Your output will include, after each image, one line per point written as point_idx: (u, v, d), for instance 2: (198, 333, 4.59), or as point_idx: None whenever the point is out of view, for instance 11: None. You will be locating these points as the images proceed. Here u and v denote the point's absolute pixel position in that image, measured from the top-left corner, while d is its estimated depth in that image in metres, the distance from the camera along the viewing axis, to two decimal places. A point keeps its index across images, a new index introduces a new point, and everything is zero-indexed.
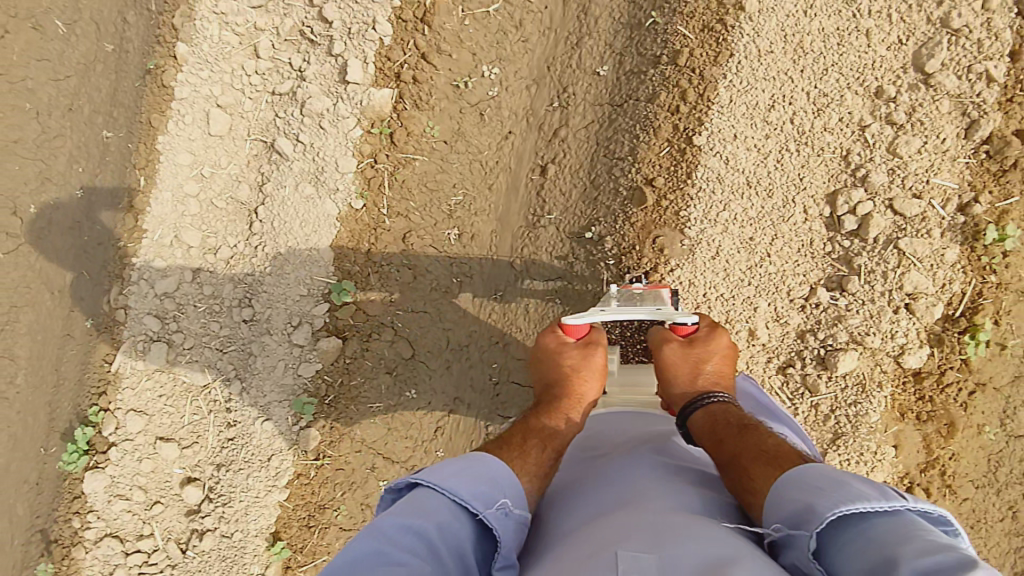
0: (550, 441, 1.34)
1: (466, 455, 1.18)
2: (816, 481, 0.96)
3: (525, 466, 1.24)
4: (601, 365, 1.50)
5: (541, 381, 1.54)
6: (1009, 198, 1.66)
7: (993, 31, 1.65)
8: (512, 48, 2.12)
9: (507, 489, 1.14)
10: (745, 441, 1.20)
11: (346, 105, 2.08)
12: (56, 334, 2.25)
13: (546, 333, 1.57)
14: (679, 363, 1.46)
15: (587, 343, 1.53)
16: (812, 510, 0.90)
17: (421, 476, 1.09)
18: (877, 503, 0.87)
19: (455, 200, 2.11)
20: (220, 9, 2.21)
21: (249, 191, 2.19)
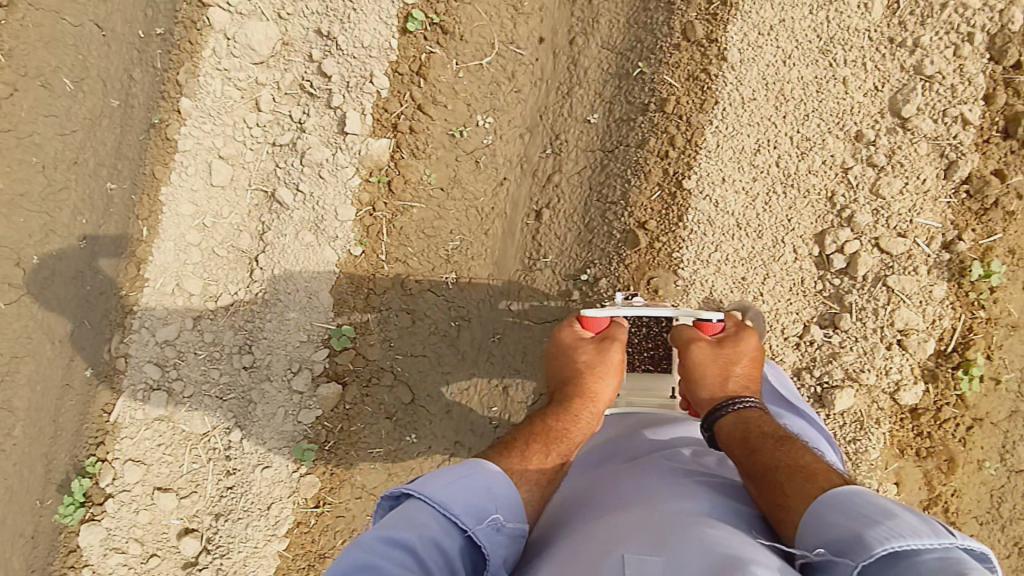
0: (555, 445, 1.34)
1: (464, 462, 1.15)
2: (863, 507, 0.94)
3: (526, 473, 1.23)
4: (617, 361, 1.51)
5: (554, 377, 1.55)
6: (992, 234, 1.71)
7: (965, 76, 1.72)
8: (505, 98, 2.20)
9: (502, 502, 1.11)
10: (779, 452, 1.20)
11: (345, 155, 2.13)
12: (55, 384, 2.25)
13: (564, 328, 1.60)
14: (710, 362, 1.44)
15: (602, 338, 1.55)
16: (860, 540, 0.88)
17: (414, 486, 1.08)
18: (927, 540, 0.84)
19: (452, 245, 2.15)
20: (223, 65, 2.29)
21: (250, 240, 2.23)
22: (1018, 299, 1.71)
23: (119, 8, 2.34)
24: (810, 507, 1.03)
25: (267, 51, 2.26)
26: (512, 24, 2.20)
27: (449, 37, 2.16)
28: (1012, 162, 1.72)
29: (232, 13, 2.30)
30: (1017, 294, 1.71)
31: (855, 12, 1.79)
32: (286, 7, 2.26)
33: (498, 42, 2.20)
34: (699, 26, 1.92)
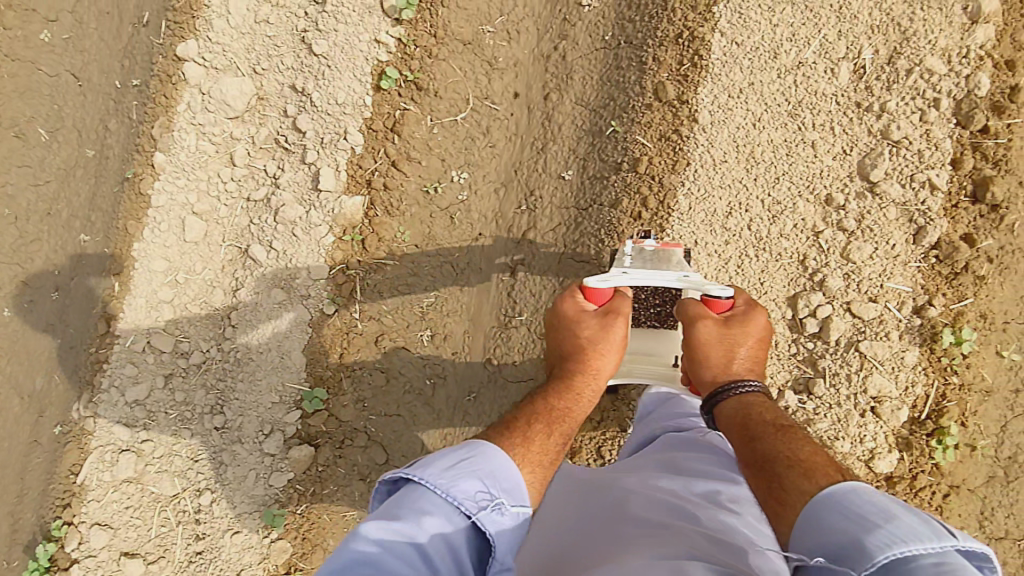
0: (556, 426, 1.33)
1: (463, 445, 1.15)
2: (862, 509, 0.92)
3: (528, 456, 1.22)
4: (621, 340, 1.45)
5: (554, 350, 1.51)
6: (963, 298, 1.72)
7: (931, 141, 1.74)
8: (480, 152, 2.21)
9: (504, 485, 1.11)
10: (780, 442, 1.20)
11: (318, 213, 2.12)
12: (21, 442, 2.19)
13: (564, 299, 1.51)
14: (716, 344, 1.42)
15: (606, 313, 1.48)
16: (859, 547, 0.86)
17: (415, 471, 1.06)
18: (927, 546, 0.82)
19: (427, 301, 2.14)
20: (198, 120, 2.27)
21: (223, 296, 2.19)
22: (989, 364, 1.74)
23: (96, 58, 2.35)
24: (807, 505, 1.02)
25: (242, 105, 2.25)
26: (487, 79, 2.22)
27: (423, 93, 2.17)
28: (980, 226, 1.75)
29: (207, 68, 2.29)
30: (988, 359, 1.74)
31: (823, 77, 1.81)
32: (261, 63, 2.26)
33: (472, 97, 2.21)
34: (670, 86, 1.93)
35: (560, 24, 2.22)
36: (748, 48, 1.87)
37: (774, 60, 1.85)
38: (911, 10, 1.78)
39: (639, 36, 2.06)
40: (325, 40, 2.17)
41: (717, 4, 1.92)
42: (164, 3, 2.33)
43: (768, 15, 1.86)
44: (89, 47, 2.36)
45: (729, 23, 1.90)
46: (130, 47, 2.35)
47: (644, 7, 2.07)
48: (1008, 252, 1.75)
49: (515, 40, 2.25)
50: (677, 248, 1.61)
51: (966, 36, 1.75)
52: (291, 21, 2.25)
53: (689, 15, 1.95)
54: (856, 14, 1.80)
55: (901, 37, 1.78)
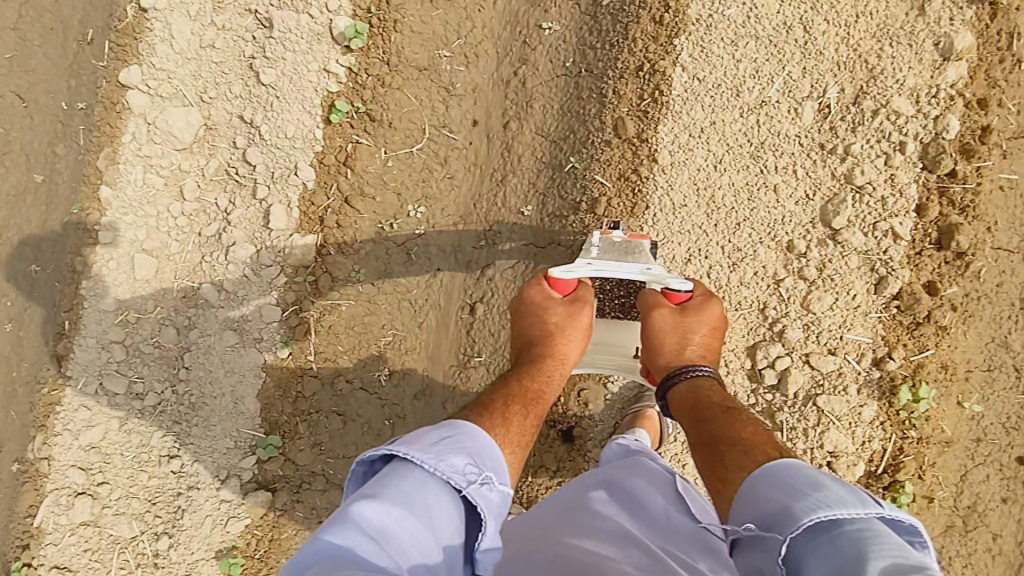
0: (533, 406, 1.37)
1: (445, 426, 1.15)
2: (797, 482, 0.95)
3: (508, 435, 1.24)
4: (585, 326, 1.54)
5: (522, 337, 1.56)
6: (925, 350, 1.69)
7: (896, 187, 1.70)
8: (438, 184, 2.12)
9: (489, 462, 1.11)
10: (728, 423, 1.28)
11: (269, 253, 2.06)
12: None
13: (532, 286, 1.57)
14: (670, 331, 1.48)
15: (573, 301, 1.55)
16: (788, 514, 0.89)
17: (398, 448, 1.03)
18: (853, 511, 0.84)
19: (385, 340, 2.09)
20: (144, 152, 2.17)
21: (175, 336, 2.13)
22: (949, 417, 1.73)
23: (41, 78, 2.13)
24: (748, 481, 1.06)
25: (190, 136, 2.15)
26: (444, 107, 2.13)
27: (376, 124, 2.08)
28: (945, 274, 1.70)
29: (152, 96, 2.19)
30: (949, 412, 1.72)
31: (786, 117, 1.76)
32: (208, 91, 2.15)
33: (429, 126, 2.12)
34: (630, 123, 1.85)
35: (520, 46, 2.11)
36: (710, 85, 1.81)
37: (737, 98, 1.79)
38: (879, 47, 1.72)
39: (601, 65, 1.95)
40: (272, 69, 2.08)
41: (678, 36, 1.84)
42: (106, 20, 2.20)
43: (732, 49, 1.80)
44: (36, 66, 2.12)
45: (691, 57, 1.83)
46: (77, 65, 2.16)
47: (605, 32, 1.96)
48: (972, 299, 1.72)
49: (473, 64, 2.14)
50: (647, 241, 1.61)
51: (937, 75, 1.69)
52: (238, 45, 2.14)
53: (650, 46, 1.86)
54: (821, 49, 1.75)
55: (868, 76, 1.73)
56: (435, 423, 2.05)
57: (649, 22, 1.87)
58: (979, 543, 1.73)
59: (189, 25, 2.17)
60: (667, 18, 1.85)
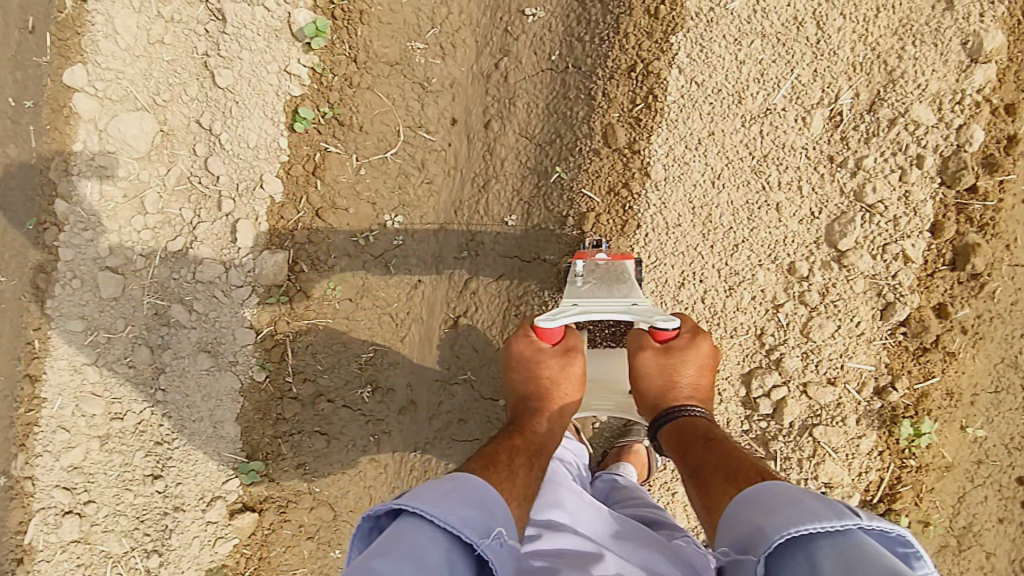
0: (536, 459, 1.24)
1: (450, 478, 1.02)
2: (772, 499, 0.86)
3: (514, 490, 1.10)
4: (580, 376, 1.38)
5: (515, 391, 1.40)
6: (930, 376, 1.60)
7: (910, 205, 1.57)
8: (415, 190, 1.95)
9: (500, 515, 0.99)
10: (710, 455, 1.11)
11: (238, 273, 1.96)
12: None
13: (517, 337, 1.37)
14: (652, 373, 1.30)
15: (566, 351, 1.38)
16: (760, 533, 0.80)
17: (405, 502, 0.91)
18: (829, 523, 0.75)
19: (366, 355, 1.97)
20: (98, 162, 2.01)
21: (149, 356, 2.05)
22: (951, 442, 1.63)
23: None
24: (728, 504, 0.95)
25: (145, 145, 1.99)
26: (420, 104, 1.94)
27: (346, 128, 1.91)
28: (957, 295, 1.58)
29: (101, 99, 2.01)
30: (951, 438, 1.63)
31: (792, 126, 1.61)
32: (162, 93, 1.97)
33: (403, 128, 1.94)
34: (621, 131, 1.69)
35: (501, 35, 1.90)
36: (709, 90, 1.65)
37: (738, 105, 1.63)
38: (900, 45, 1.56)
39: (590, 62, 1.75)
40: (229, 70, 1.90)
41: (675, 33, 1.67)
42: (46, 7, 2.00)
43: (734, 48, 1.63)
44: None
45: (689, 57, 1.66)
46: (20, 56, 1.99)
47: (594, 23, 1.76)
48: (985, 320, 1.59)
49: (450, 56, 1.94)
50: (629, 261, 1.42)
51: (962, 79, 1.53)
52: (190, 40, 1.95)
53: (644, 43, 1.68)
54: (834, 49, 1.59)
55: (886, 79, 1.57)
56: (421, 441, 1.96)
57: (642, 15, 1.68)
58: (973, 562, 1.66)
59: (134, 17, 1.97)
60: (663, 10, 1.67)
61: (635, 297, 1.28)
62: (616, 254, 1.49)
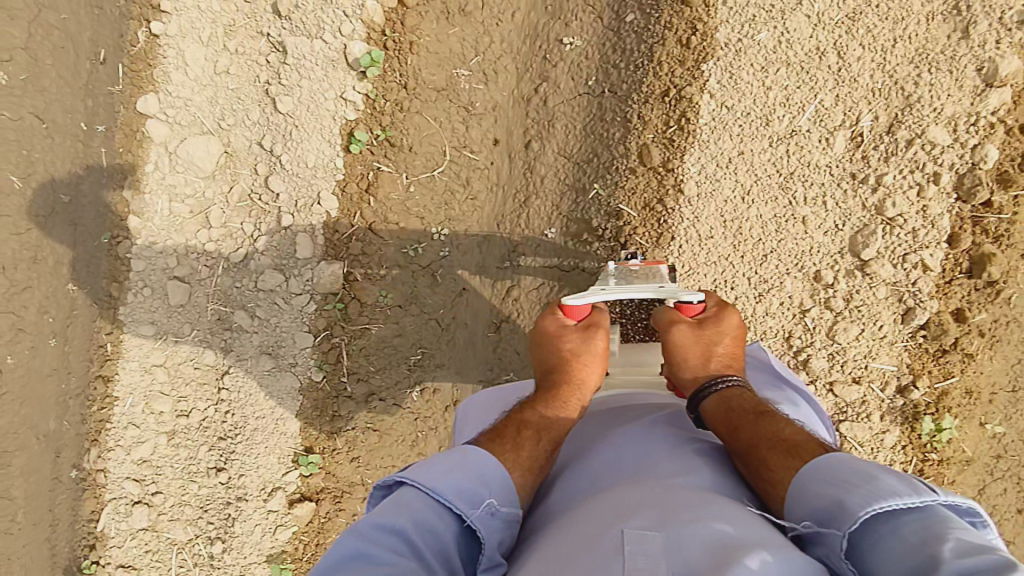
0: (547, 432, 1.28)
1: (457, 450, 1.16)
2: (845, 472, 0.98)
3: (518, 459, 1.20)
4: (602, 350, 1.45)
5: (539, 366, 1.47)
6: (949, 376, 1.73)
7: (928, 219, 1.68)
8: (460, 206, 2.11)
9: (494, 488, 1.12)
10: (760, 430, 1.19)
11: (298, 281, 2.13)
12: (45, 478, 2.25)
13: (545, 316, 1.51)
14: (692, 345, 1.40)
15: (587, 327, 1.48)
16: (841, 507, 0.92)
17: (406, 474, 1.07)
18: (907, 500, 0.88)
19: (415, 357, 2.13)
20: (168, 182, 2.20)
21: (215, 357, 2.23)
22: (972, 437, 1.75)
23: (55, 96, 2.17)
24: (796, 477, 1.06)
25: (210, 166, 2.17)
26: (465, 126, 2.09)
27: (397, 149, 2.08)
28: (974, 301, 1.70)
29: (171, 124, 2.20)
30: (971, 433, 1.75)
31: (817, 146, 1.72)
32: (226, 118, 2.16)
33: (449, 148, 2.09)
34: (655, 151, 1.83)
35: (541, 62, 2.06)
36: (738, 113, 1.77)
37: (766, 126, 1.75)
38: (917, 72, 1.65)
39: (626, 87, 1.90)
40: (289, 97, 2.07)
41: (706, 61, 1.79)
42: (118, 40, 2.21)
43: (761, 75, 1.75)
44: (48, 84, 2.16)
45: (719, 83, 1.78)
46: (90, 84, 2.21)
47: (628, 51, 1.90)
48: (1001, 324, 1.72)
49: (493, 82, 2.10)
50: (663, 265, 1.54)
51: (977, 102, 1.62)
52: (253, 70, 2.13)
53: (676, 70, 1.81)
54: (855, 76, 1.69)
55: (903, 103, 1.67)
56: None
57: (675, 45, 1.81)
58: None
59: (202, 51, 2.16)
60: (695, 40, 1.79)
61: (662, 280, 1.49)
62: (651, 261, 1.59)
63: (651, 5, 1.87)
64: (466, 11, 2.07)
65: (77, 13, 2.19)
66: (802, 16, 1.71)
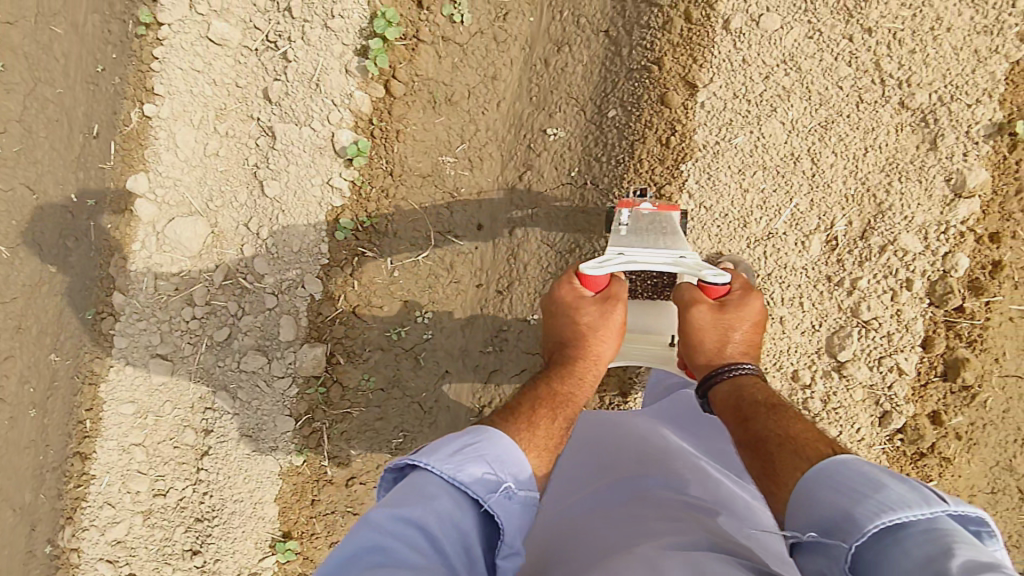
0: (561, 408, 1.45)
1: (472, 430, 1.14)
2: (853, 481, 0.93)
3: (534, 440, 1.29)
4: (616, 324, 1.64)
5: (555, 335, 1.65)
6: (927, 480, 1.74)
7: (902, 323, 1.71)
8: (445, 289, 2.13)
9: (511, 470, 1.10)
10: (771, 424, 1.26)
11: (280, 364, 2.12)
12: (17, 555, 2.21)
13: (563, 286, 1.68)
14: (711, 329, 1.51)
15: (603, 300, 1.64)
16: (851, 520, 0.87)
17: (418, 457, 1.05)
18: (918, 511, 0.83)
19: (397, 439, 2.12)
20: (154, 260, 2.20)
21: (195, 436, 2.20)
22: None
23: (48, 169, 2.20)
24: (800, 482, 1.04)
25: (197, 246, 2.17)
26: (449, 211, 2.12)
27: (382, 235, 2.10)
28: (950, 403, 1.72)
29: (159, 203, 2.20)
30: None
31: (793, 249, 1.75)
32: (214, 199, 2.17)
33: (434, 233, 2.11)
34: None
35: (525, 151, 2.10)
36: (717, 214, 1.79)
37: (744, 228, 1.77)
38: (888, 181, 1.70)
39: (607, 181, 1.94)
40: (276, 181, 2.10)
41: (685, 161, 1.82)
42: (111, 116, 2.23)
43: (739, 178, 1.78)
44: (42, 156, 2.20)
45: (698, 183, 1.81)
46: (82, 157, 2.22)
47: (610, 146, 1.95)
48: (978, 427, 1.74)
49: (478, 168, 2.13)
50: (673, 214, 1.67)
51: (947, 211, 1.67)
52: (242, 152, 2.16)
53: (657, 168, 1.84)
54: (829, 182, 1.73)
55: (875, 210, 1.71)
56: None
57: (655, 143, 1.84)
58: None
59: (192, 133, 2.18)
60: (674, 141, 1.83)
61: (682, 252, 1.49)
62: (662, 206, 1.77)
63: (632, 102, 1.90)
64: (453, 100, 2.10)
65: (73, 89, 2.22)
66: (778, 122, 1.75)
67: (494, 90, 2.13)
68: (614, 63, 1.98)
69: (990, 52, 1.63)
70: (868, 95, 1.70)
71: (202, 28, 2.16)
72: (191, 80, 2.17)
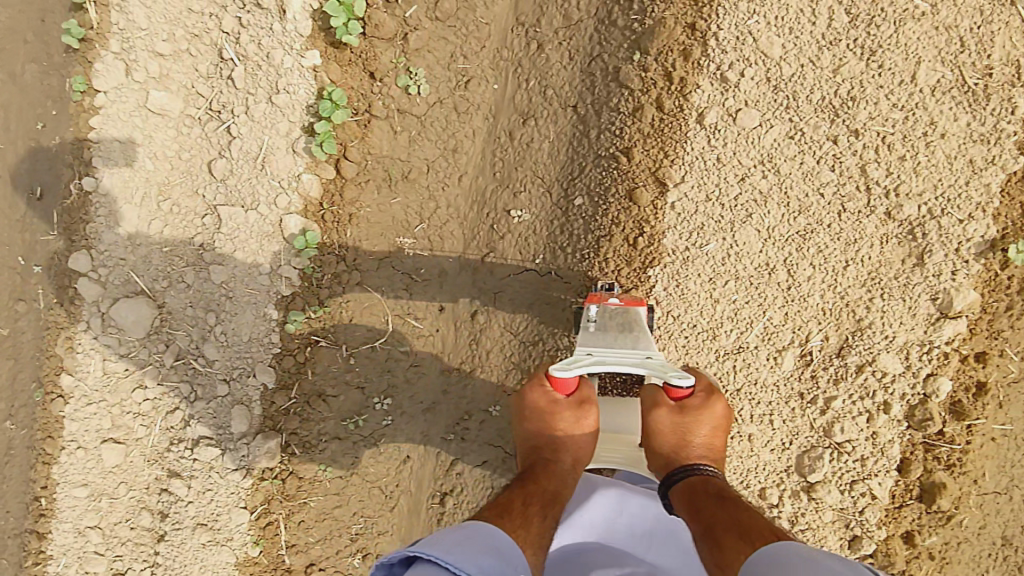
0: (551, 507, 1.33)
1: (465, 527, 1.11)
2: (789, 560, 0.92)
3: (529, 537, 1.21)
4: (592, 427, 1.43)
5: (530, 436, 1.45)
6: None
7: (878, 446, 1.63)
8: (404, 374, 2.02)
9: (513, 564, 1.07)
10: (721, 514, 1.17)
11: (232, 456, 2.05)
12: None
13: (533, 388, 1.43)
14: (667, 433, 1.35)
15: (579, 402, 1.42)
16: None
17: (418, 548, 0.98)
18: None
19: (356, 526, 2.05)
20: (100, 342, 2.09)
21: (151, 520, 2.12)
22: None
23: None
24: (746, 563, 1.00)
25: (145, 328, 2.07)
26: (408, 294, 2.00)
27: (336, 322, 1.99)
28: (926, 525, 1.64)
29: (103, 282, 2.07)
30: None
31: (765, 364, 1.65)
32: (160, 280, 2.04)
33: (392, 317, 2.00)
34: None
35: (487, 231, 1.95)
36: (686, 324, 1.68)
37: (712, 340, 1.67)
38: (869, 297, 1.60)
39: (573, 274, 1.81)
40: (222, 266, 1.99)
41: (653, 266, 1.70)
42: (53, 176, 2.04)
43: (709, 286, 1.67)
44: None
45: (666, 291, 1.69)
46: (29, 220, 2.05)
47: (576, 236, 1.80)
48: (953, 546, 1.65)
49: (439, 248, 1.99)
50: (642, 307, 1.40)
51: (931, 331, 1.58)
52: (189, 230, 2.02)
53: (623, 269, 1.71)
54: (805, 295, 1.63)
55: (854, 326, 1.61)
56: None
57: (622, 242, 1.71)
58: None
59: (135, 210, 2.02)
60: (642, 242, 1.70)
61: (647, 349, 1.30)
62: (629, 299, 1.47)
63: (599, 193, 1.75)
64: (410, 178, 1.96)
65: (14, 143, 2.03)
66: (753, 229, 1.64)
67: (455, 164, 1.97)
68: (581, 145, 1.81)
69: (986, 162, 1.55)
70: (851, 205, 1.60)
71: (140, 98, 2.00)
72: (131, 153, 2.01)
